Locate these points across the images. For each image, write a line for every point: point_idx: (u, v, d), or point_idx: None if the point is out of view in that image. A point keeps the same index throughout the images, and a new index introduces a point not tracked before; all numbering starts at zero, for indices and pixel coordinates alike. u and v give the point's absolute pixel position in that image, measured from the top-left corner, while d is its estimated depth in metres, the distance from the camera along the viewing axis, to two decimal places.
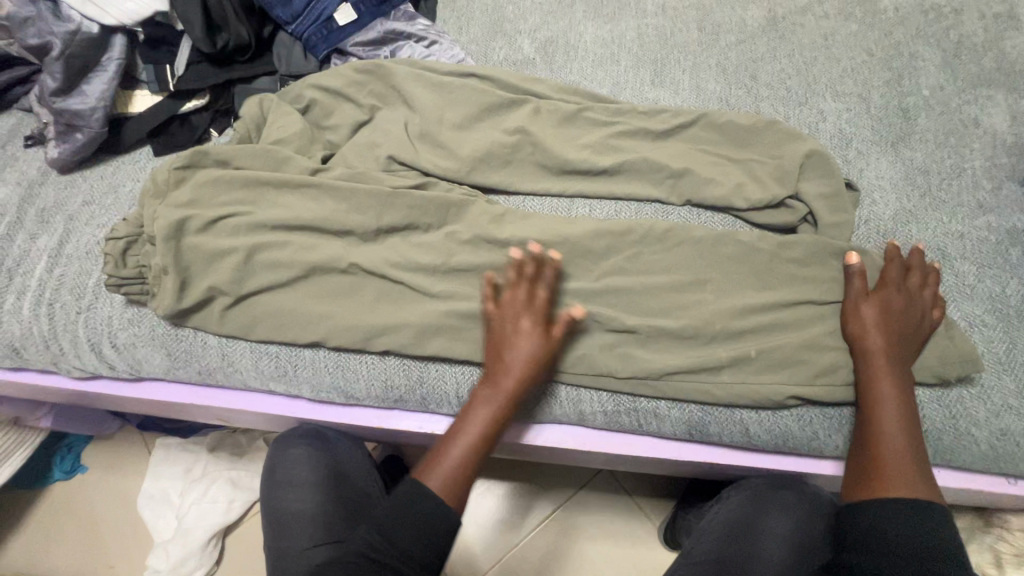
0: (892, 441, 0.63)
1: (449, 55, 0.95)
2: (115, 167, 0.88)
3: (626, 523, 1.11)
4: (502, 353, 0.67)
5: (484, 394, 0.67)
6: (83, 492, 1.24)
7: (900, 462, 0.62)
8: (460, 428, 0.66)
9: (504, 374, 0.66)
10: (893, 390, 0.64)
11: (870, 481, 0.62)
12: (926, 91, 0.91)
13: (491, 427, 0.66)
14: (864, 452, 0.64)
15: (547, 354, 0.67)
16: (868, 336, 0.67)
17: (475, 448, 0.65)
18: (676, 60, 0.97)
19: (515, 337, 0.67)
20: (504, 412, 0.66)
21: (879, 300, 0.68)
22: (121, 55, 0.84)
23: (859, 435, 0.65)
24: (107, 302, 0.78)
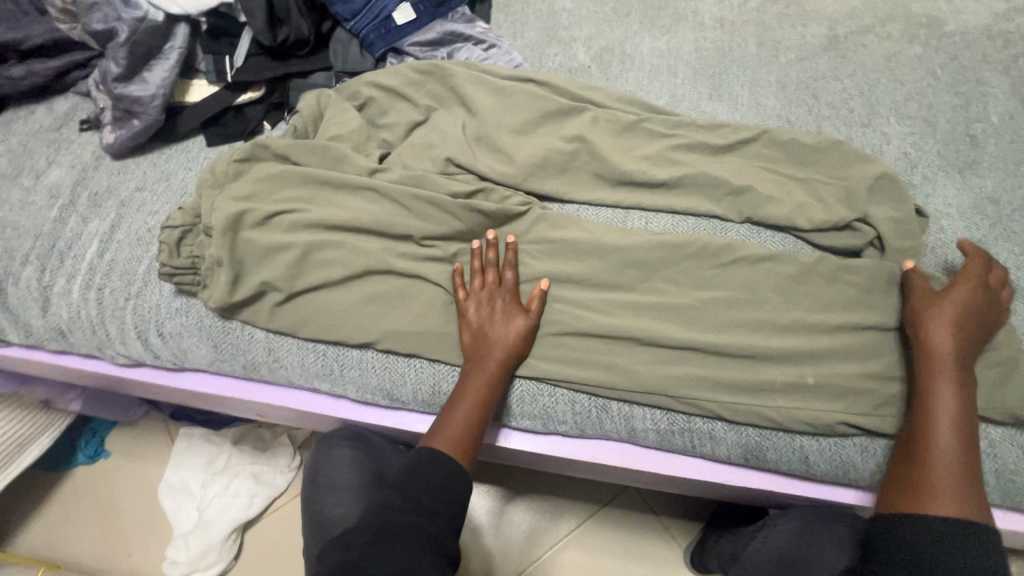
0: (948, 453, 0.58)
1: (507, 58, 0.94)
2: (168, 155, 0.88)
3: (653, 542, 1.08)
4: (486, 330, 0.69)
5: (472, 366, 0.68)
6: (107, 477, 1.24)
7: (947, 474, 0.57)
8: (455, 398, 0.67)
9: (488, 351, 0.68)
10: (958, 401, 0.60)
11: (914, 491, 0.58)
12: (994, 118, 0.88)
13: (487, 397, 0.67)
14: (912, 462, 0.60)
15: (530, 329, 0.70)
16: (937, 342, 0.62)
17: (474, 415, 0.66)
18: (733, 75, 0.96)
19: (495, 314, 0.70)
20: (495, 382, 0.68)
21: (953, 305, 0.63)
22: (183, 44, 0.83)
23: (909, 444, 0.61)
24: (156, 290, 0.77)
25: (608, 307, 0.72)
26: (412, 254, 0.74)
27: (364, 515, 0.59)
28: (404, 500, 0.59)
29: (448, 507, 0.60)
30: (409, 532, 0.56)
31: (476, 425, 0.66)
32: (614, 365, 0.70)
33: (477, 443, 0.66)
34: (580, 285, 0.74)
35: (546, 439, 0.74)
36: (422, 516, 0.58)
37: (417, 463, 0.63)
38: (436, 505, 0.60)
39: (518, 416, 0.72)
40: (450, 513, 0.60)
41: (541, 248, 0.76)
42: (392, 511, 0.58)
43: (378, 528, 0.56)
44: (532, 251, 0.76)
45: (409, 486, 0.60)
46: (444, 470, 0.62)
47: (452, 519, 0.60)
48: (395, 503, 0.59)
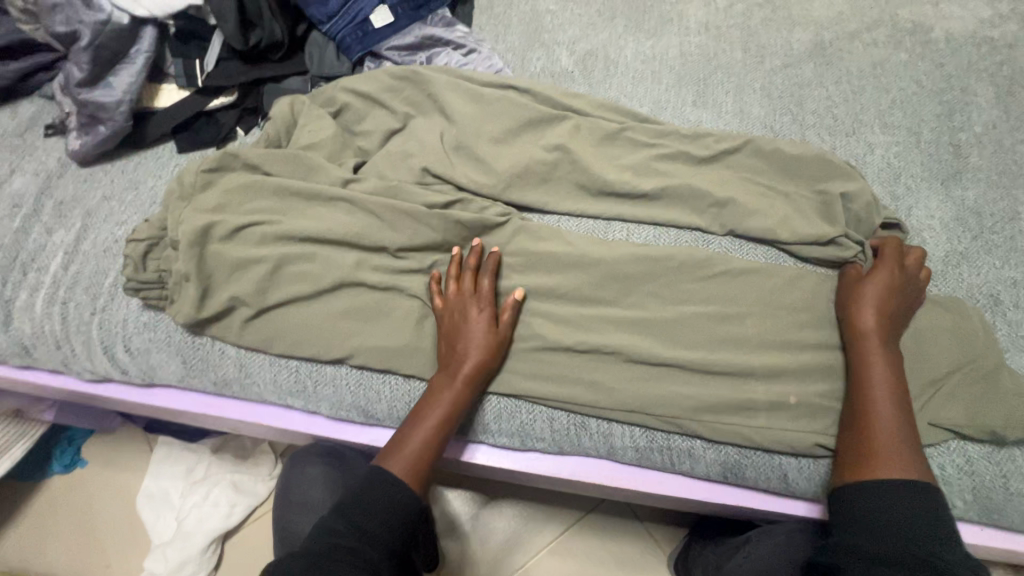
0: (883, 424, 0.60)
1: (488, 63, 0.92)
2: (137, 162, 0.85)
3: (637, 550, 1.08)
4: (456, 343, 0.67)
5: (441, 378, 0.67)
6: (83, 487, 1.21)
7: (896, 440, 0.59)
8: (419, 412, 0.65)
9: (457, 363, 0.67)
10: (890, 372, 0.63)
11: (864, 461, 0.59)
12: (978, 127, 0.87)
13: (453, 412, 0.65)
14: (854, 435, 0.61)
15: (500, 342, 0.68)
16: (865, 319, 0.65)
17: (437, 432, 0.64)
18: (718, 81, 0.94)
19: (466, 325, 0.68)
20: (461, 398, 0.66)
21: (879, 281, 0.67)
22: (150, 48, 0.81)
23: (854, 414, 0.62)
24: (123, 304, 0.75)
25: (588, 322, 0.71)
26: (387, 267, 0.72)
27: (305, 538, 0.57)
28: (346, 526, 0.57)
29: (393, 533, 0.58)
30: (344, 557, 0.54)
31: (438, 441, 0.64)
32: (592, 382, 0.69)
33: (436, 462, 0.64)
34: (559, 300, 0.73)
35: (525, 456, 0.73)
36: (363, 543, 0.56)
37: (366, 485, 0.60)
38: (381, 533, 0.57)
39: (495, 433, 0.71)
40: (395, 540, 0.58)
41: (520, 261, 0.74)
42: (333, 537, 0.56)
43: (314, 552, 0.54)
44: (511, 264, 0.74)
45: (352, 510, 0.58)
46: (390, 493, 0.60)
47: (397, 547, 0.58)
48: (338, 529, 0.57)
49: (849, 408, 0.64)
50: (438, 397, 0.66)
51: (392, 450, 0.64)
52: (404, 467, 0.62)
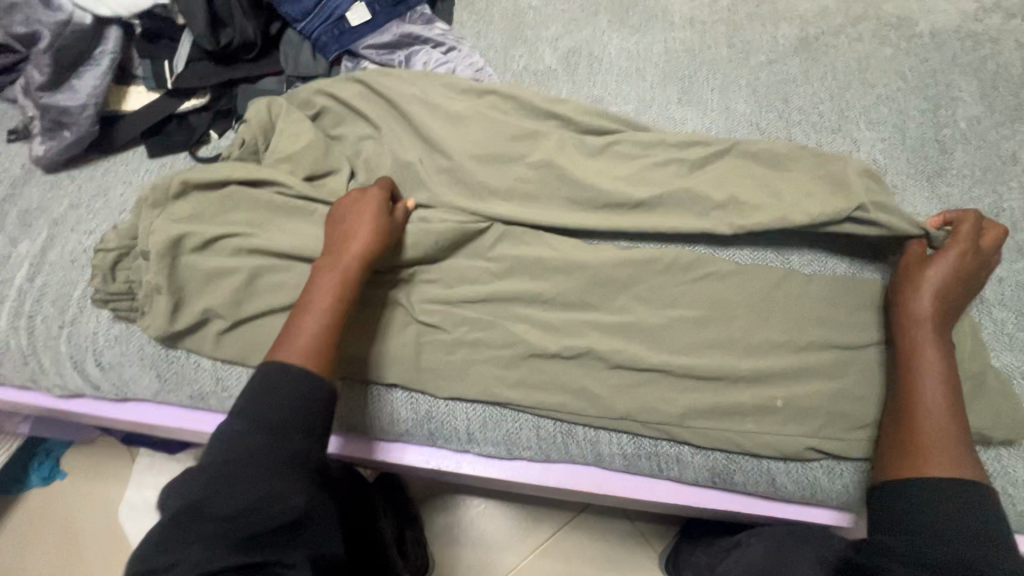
0: (933, 413, 0.58)
1: (468, 62, 0.90)
2: (106, 168, 0.82)
3: (629, 550, 1.07)
4: (343, 226, 0.65)
5: (322, 264, 0.63)
6: (63, 500, 1.18)
7: (942, 436, 0.57)
8: (304, 302, 0.61)
9: (346, 240, 0.64)
10: (941, 361, 0.61)
11: (909, 456, 0.57)
12: (962, 123, 0.87)
13: (345, 291, 0.61)
14: (898, 429, 0.60)
15: (386, 216, 0.67)
16: (918, 305, 0.63)
17: (330, 314, 0.60)
18: (703, 78, 0.93)
19: (353, 209, 0.66)
20: (350, 279, 0.62)
21: (949, 264, 0.63)
22: (116, 48, 0.78)
23: (899, 405, 0.61)
24: (93, 317, 0.72)
25: (573, 327, 0.70)
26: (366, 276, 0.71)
27: (208, 453, 0.51)
28: (251, 425, 0.51)
29: (308, 414, 0.54)
30: (263, 462, 0.50)
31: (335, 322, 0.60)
32: (578, 389, 0.68)
33: (337, 349, 0.59)
34: (544, 305, 0.71)
35: (512, 464, 0.72)
36: (279, 437, 0.51)
37: (262, 382, 0.54)
38: (294, 423, 0.52)
39: (481, 442, 0.70)
40: (314, 424, 0.54)
41: (504, 266, 0.72)
42: (237, 442, 0.50)
43: (223, 465, 0.49)
44: (493, 269, 0.72)
45: (252, 409, 0.52)
46: (293, 382, 0.54)
47: (318, 428, 0.54)
48: (244, 431, 0.51)
49: (895, 396, 0.62)
50: (325, 279, 0.62)
51: (281, 347, 0.58)
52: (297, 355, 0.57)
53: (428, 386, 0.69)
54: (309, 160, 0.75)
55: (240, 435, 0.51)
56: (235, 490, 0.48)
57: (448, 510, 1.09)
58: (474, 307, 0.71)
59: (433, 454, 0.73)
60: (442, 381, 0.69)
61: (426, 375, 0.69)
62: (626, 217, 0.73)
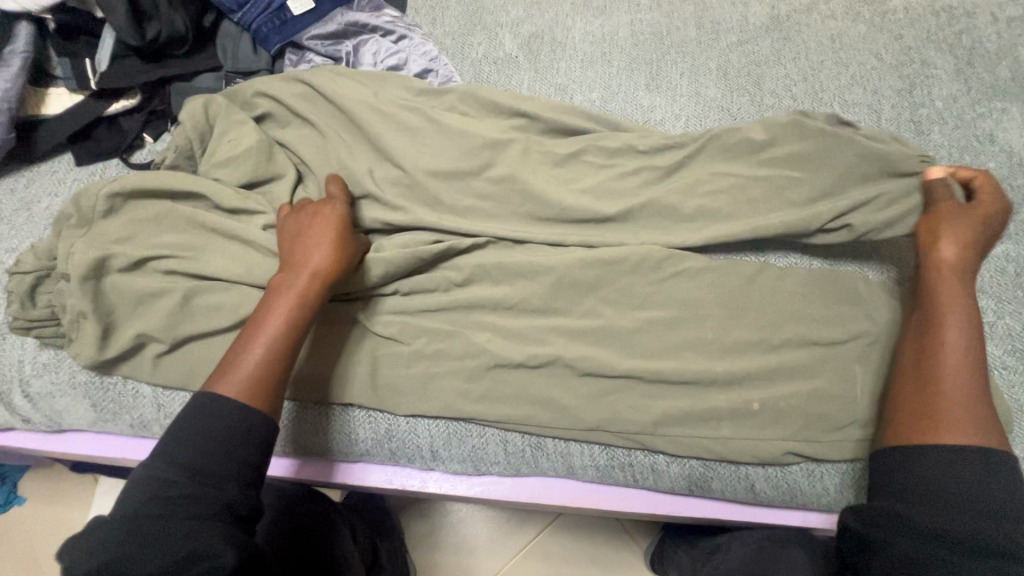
0: (951, 371, 0.55)
1: (421, 51, 0.84)
2: (28, 179, 0.76)
3: (615, 550, 1.01)
4: (296, 239, 0.61)
5: (278, 281, 0.59)
6: (20, 529, 1.07)
7: (960, 401, 0.53)
8: (254, 323, 0.57)
9: (298, 256, 0.60)
10: (968, 317, 0.57)
11: (922, 421, 0.54)
12: (938, 102, 0.84)
13: (297, 313, 0.57)
14: (916, 387, 0.56)
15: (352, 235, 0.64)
16: (944, 256, 0.60)
17: (281, 342, 0.56)
18: (671, 62, 0.88)
19: (308, 221, 0.63)
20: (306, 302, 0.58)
21: (965, 215, 0.62)
22: (27, 47, 0.71)
23: (916, 366, 0.57)
24: (17, 344, 0.66)
25: (538, 334, 0.65)
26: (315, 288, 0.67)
27: (125, 497, 0.48)
28: (176, 470, 0.48)
29: (245, 457, 0.50)
30: (185, 509, 0.46)
31: (286, 348, 0.56)
32: (546, 400, 0.64)
33: (284, 380, 0.56)
34: (507, 312, 0.67)
35: (480, 480, 0.69)
36: (206, 486, 0.48)
37: (198, 415, 0.51)
38: (227, 469, 0.49)
39: (446, 460, 0.67)
40: (247, 471, 0.50)
41: (462, 272, 0.68)
42: (160, 490, 0.47)
43: (141, 518, 0.45)
44: (452, 276, 0.68)
45: (175, 447, 0.49)
46: (231, 420, 0.51)
47: (251, 473, 0.50)
48: (168, 477, 0.48)
49: (911, 354, 0.58)
50: (277, 302, 0.58)
51: (222, 381, 0.54)
52: (247, 389, 0.53)
53: (387, 403, 0.65)
54: (248, 165, 0.70)
55: (164, 481, 0.47)
56: (155, 544, 0.44)
57: (425, 518, 1.04)
58: (433, 317, 0.67)
59: (396, 474, 0.69)
60: (402, 397, 0.65)
61: (384, 392, 0.65)
62: (590, 214, 0.69)
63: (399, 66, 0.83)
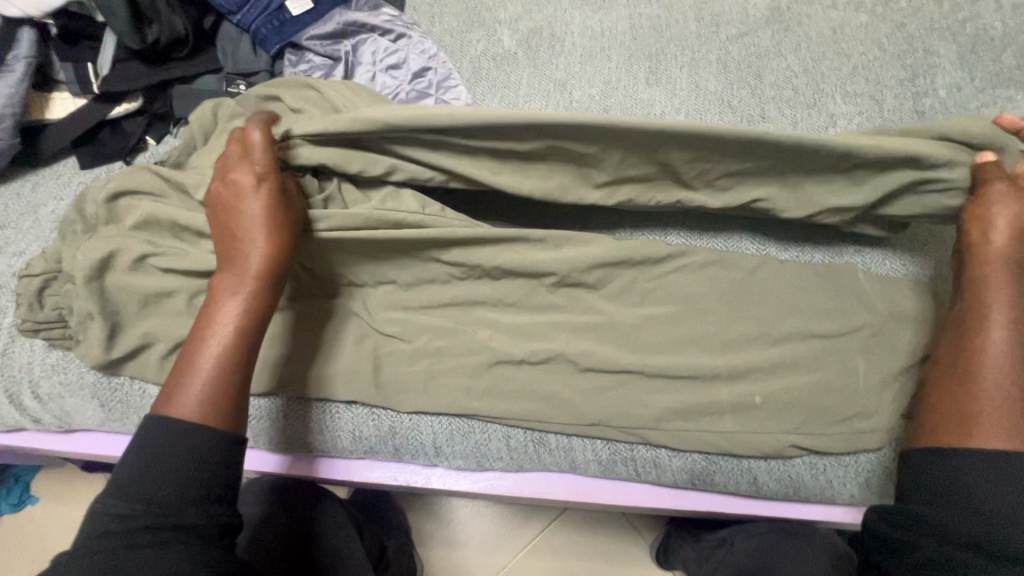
0: (990, 379, 0.54)
1: (419, 50, 0.84)
2: (34, 183, 0.77)
3: (621, 542, 1.01)
4: (235, 229, 0.58)
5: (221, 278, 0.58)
6: (32, 527, 1.09)
7: (994, 404, 0.53)
8: (202, 328, 0.56)
9: (243, 253, 0.58)
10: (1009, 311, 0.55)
11: (953, 426, 0.54)
12: (942, 92, 0.83)
13: (246, 316, 0.57)
14: (950, 389, 0.56)
15: (286, 204, 0.60)
16: (989, 251, 0.57)
17: (231, 348, 0.56)
18: (672, 55, 0.88)
19: (241, 203, 0.58)
20: (258, 298, 0.57)
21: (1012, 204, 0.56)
22: (30, 52, 0.72)
23: (950, 366, 0.57)
24: (26, 346, 0.67)
25: (539, 330, 0.66)
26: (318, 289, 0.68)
27: (87, 529, 0.49)
28: (131, 502, 0.49)
29: (202, 484, 0.50)
30: (144, 538, 0.47)
31: (237, 356, 0.56)
32: (547, 395, 0.64)
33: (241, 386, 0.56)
34: (509, 308, 0.67)
35: (485, 476, 0.70)
36: (162, 513, 0.49)
37: (149, 442, 0.51)
38: (182, 494, 0.49)
39: (450, 456, 0.67)
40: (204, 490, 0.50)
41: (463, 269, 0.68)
42: (119, 521, 0.48)
43: (99, 553, 0.46)
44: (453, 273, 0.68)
45: (152, 465, 0.50)
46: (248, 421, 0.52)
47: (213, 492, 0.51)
48: (120, 511, 0.48)
49: (948, 354, 0.58)
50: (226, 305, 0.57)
51: (177, 393, 0.54)
52: (195, 402, 0.53)
53: (390, 400, 0.65)
54: None
55: (121, 510, 0.49)
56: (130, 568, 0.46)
57: (432, 514, 1.04)
58: (434, 314, 0.68)
59: (401, 470, 0.70)
60: (405, 394, 0.65)
61: (387, 389, 0.65)
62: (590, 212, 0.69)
63: (398, 64, 0.83)
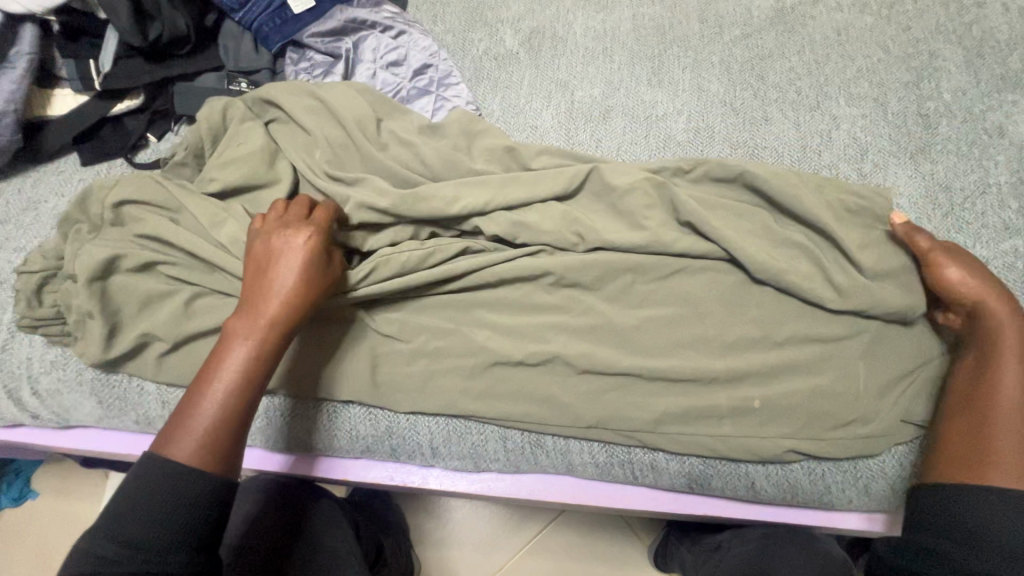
0: (1006, 424, 0.54)
1: (420, 46, 0.83)
2: (35, 179, 0.77)
3: (619, 544, 1.01)
4: (262, 280, 0.58)
5: (235, 324, 0.56)
6: (33, 519, 1.10)
7: (1010, 449, 0.53)
8: (206, 374, 0.55)
9: (265, 303, 0.57)
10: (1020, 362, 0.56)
11: (967, 463, 0.54)
12: (947, 95, 0.82)
13: (253, 368, 0.55)
14: (967, 425, 0.56)
15: (325, 269, 0.60)
16: (981, 306, 0.59)
17: (235, 398, 0.54)
18: (674, 56, 0.87)
19: (276, 257, 0.58)
20: (269, 350, 0.56)
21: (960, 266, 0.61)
22: (32, 48, 0.72)
23: (966, 404, 0.57)
24: (24, 343, 0.68)
25: (537, 332, 0.65)
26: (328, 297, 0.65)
27: (73, 562, 0.49)
28: (113, 546, 0.48)
29: (183, 527, 0.49)
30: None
31: (239, 408, 0.54)
32: (544, 397, 0.64)
33: (237, 439, 0.54)
34: (507, 310, 0.67)
35: (480, 477, 0.69)
36: (150, 561, 0.48)
37: (145, 481, 0.50)
38: (171, 540, 0.49)
39: (446, 457, 0.67)
40: (194, 538, 0.50)
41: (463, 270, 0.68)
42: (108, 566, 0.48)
43: None
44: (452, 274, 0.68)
45: (147, 507, 0.49)
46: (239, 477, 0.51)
47: (199, 538, 0.50)
48: (108, 555, 0.48)
49: (963, 392, 0.58)
50: (238, 353, 0.55)
51: (176, 435, 0.52)
52: (192, 449, 0.52)
53: (386, 401, 0.65)
54: (248, 165, 0.70)
55: (111, 549, 0.48)
56: None
57: (430, 513, 1.04)
58: (432, 315, 0.68)
59: (396, 471, 0.70)
60: (401, 395, 0.65)
61: (383, 389, 0.65)
62: (590, 213, 0.69)
63: (399, 62, 0.83)
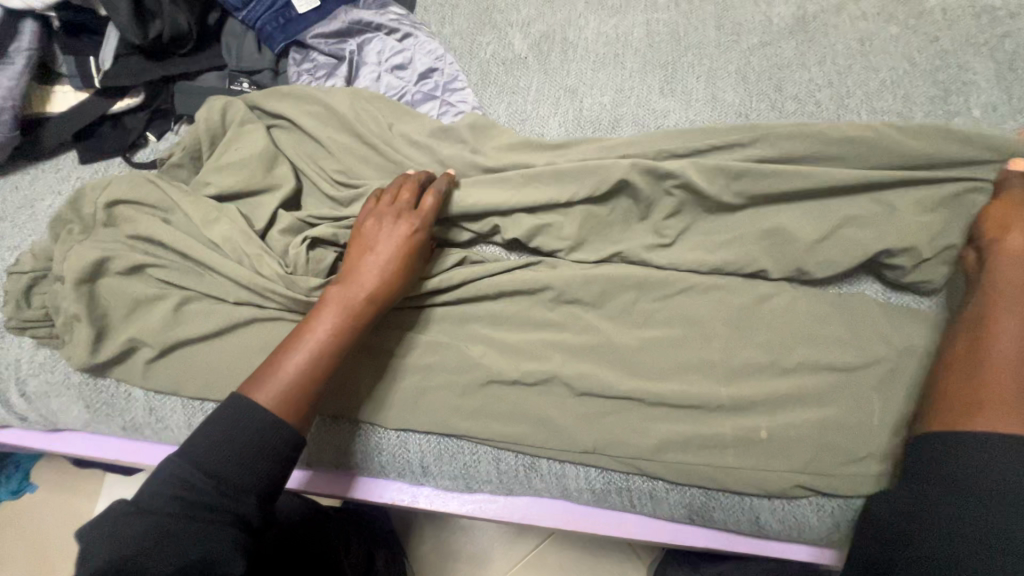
0: (1007, 367, 0.51)
1: (425, 49, 0.81)
2: (33, 176, 0.76)
3: (617, 566, 0.98)
4: (363, 255, 0.58)
5: (333, 290, 0.57)
6: (30, 514, 1.09)
7: (1006, 386, 0.50)
8: (298, 331, 0.55)
9: (362, 277, 0.57)
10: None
11: (961, 406, 0.51)
12: (975, 111, 0.78)
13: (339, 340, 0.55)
14: (964, 368, 0.53)
15: (418, 261, 0.60)
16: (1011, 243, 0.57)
17: (319, 362, 0.54)
18: (688, 64, 0.84)
19: (380, 238, 0.59)
20: (355, 325, 0.56)
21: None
22: (32, 44, 0.71)
23: (964, 348, 0.55)
24: (13, 344, 0.66)
25: (535, 350, 0.63)
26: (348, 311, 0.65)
27: (151, 480, 0.47)
28: (201, 474, 0.47)
29: (269, 472, 0.49)
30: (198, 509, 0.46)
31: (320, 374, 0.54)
32: (539, 418, 0.61)
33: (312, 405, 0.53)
34: (504, 325, 0.65)
35: (473, 497, 0.67)
36: (227, 495, 0.47)
37: (232, 417, 0.50)
38: (248, 481, 0.48)
39: (438, 475, 0.65)
40: (268, 484, 0.49)
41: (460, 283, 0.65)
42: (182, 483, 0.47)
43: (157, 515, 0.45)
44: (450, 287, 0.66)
45: (229, 439, 0.49)
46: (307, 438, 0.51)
47: (269, 488, 0.49)
48: (190, 478, 0.47)
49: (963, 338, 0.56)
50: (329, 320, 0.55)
51: (260, 381, 0.52)
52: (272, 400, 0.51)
53: (376, 416, 0.63)
54: (244, 168, 0.68)
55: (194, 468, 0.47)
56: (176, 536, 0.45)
57: (424, 527, 1.02)
58: (427, 328, 0.65)
59: (386, 488, 0.67)
60: (392, 411, 0.63)
61: (373, 405, 0.63)
62: (594, 227, 0.66)
63: (404, 65, 0.80)
